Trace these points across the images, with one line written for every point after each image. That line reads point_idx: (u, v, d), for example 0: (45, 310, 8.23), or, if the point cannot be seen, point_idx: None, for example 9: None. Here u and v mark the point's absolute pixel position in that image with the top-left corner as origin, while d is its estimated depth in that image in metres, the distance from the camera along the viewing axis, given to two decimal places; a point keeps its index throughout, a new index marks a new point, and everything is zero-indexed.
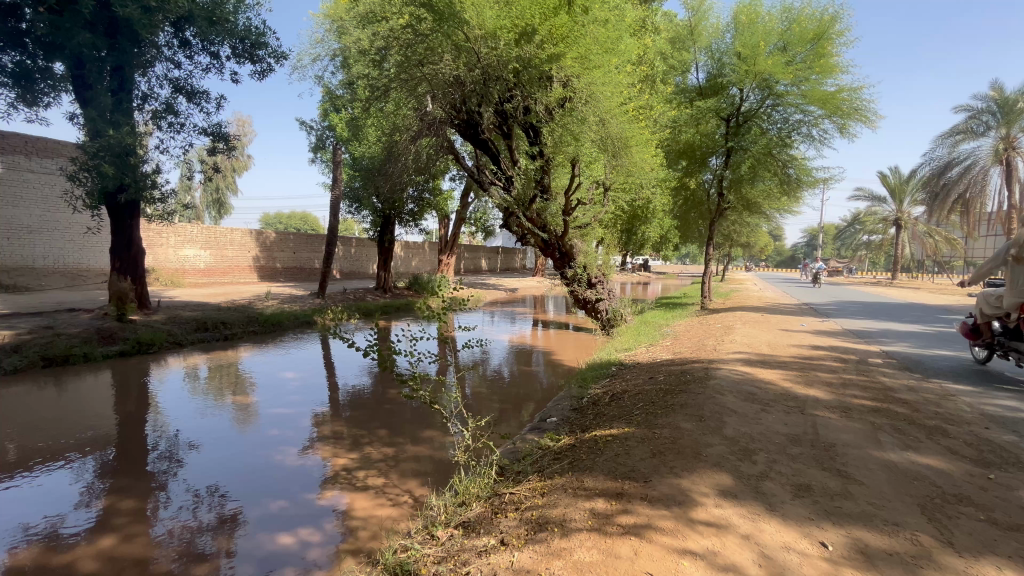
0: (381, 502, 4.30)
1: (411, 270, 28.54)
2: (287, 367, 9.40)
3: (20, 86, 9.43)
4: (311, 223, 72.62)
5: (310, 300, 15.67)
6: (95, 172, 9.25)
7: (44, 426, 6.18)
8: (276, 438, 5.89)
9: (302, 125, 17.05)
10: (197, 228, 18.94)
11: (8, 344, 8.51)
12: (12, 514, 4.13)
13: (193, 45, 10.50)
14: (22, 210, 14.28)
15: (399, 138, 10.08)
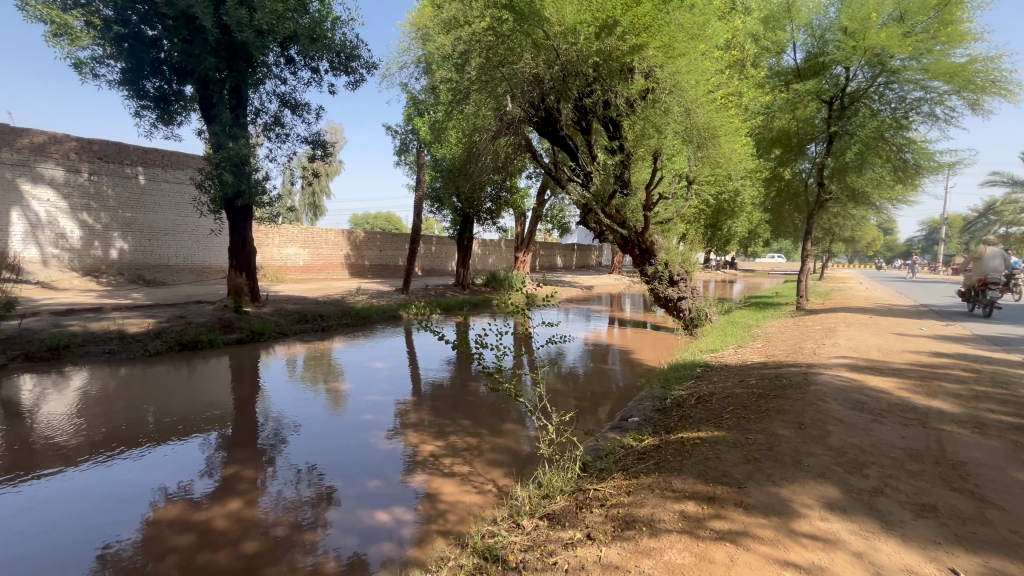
0: (467, 488, 4.48)
1: (488, 267, 29.22)
2: (376, 358, 10.04)
3: (159, 108, 10.99)
4: (395, 223, 76.83)
5: (396, 295, 16.61)
6: (217, 179, 10.51)
7: (177, 403, 7.12)
8: (367, 423, 6.32)
9: (388, 130, 18.07)
10: (297, 229, 20.79)
11: (152, 331, 9.94)
12: (154, 477, 4.81)
13: (297, 62, 11.49)
14: (161, 216, 16.55)
15: (479, 138, 10.36)
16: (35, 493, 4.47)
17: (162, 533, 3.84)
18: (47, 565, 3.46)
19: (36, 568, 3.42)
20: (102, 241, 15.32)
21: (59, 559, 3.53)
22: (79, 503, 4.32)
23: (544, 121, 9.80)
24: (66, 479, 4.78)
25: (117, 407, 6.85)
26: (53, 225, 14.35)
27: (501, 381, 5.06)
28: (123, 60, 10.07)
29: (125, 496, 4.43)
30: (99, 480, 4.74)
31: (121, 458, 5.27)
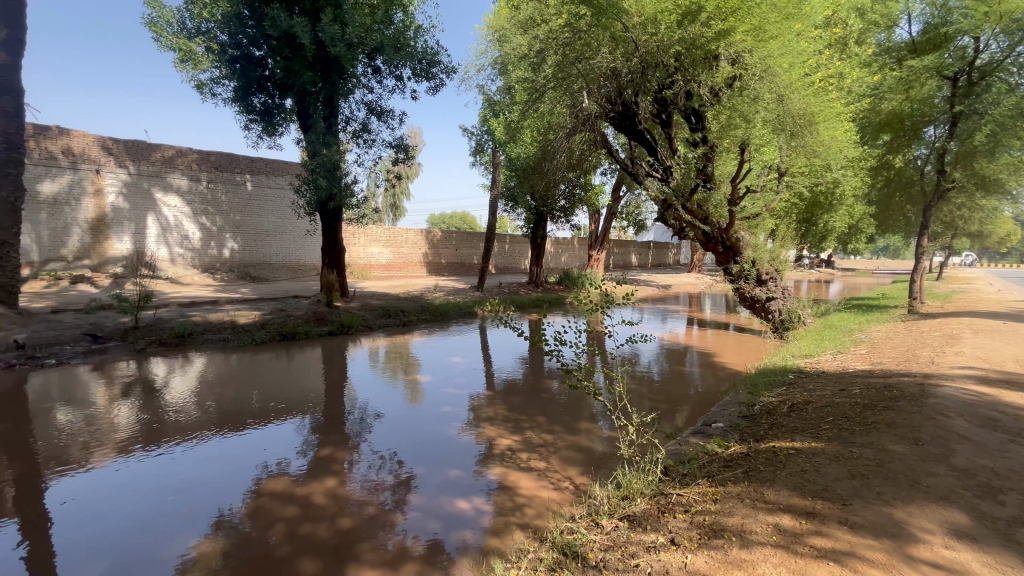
0: (544, 484, 4.53)
1: (561, 265, 29.14)
2: (453, 352, 10.40)
3: (264, 121, 12.11)
4: (469, 222, 78.91)
5: (471, 292, 17.08)
6: (313, 184, 11.42)
7: (276, 388, 7.84)
8: (445, 416, 6.55)
9: (465, 132, 18.57)
10: (381, 229, 22.05)
11: (258, 322, 11.06)
12: (256, 455, 5.33)
13: (382, 71, 12.16)
14: (264, 218, 18.28)
15: (554, 136, 10.33)
16: (158, 465, 5.09)
17: (270, 503, 4.26)
18: (172, 527, 3.93)
19: (164, 529, 3.90)
20: (217, 242, 17.28)
21: (181, 522, 3.99)
22: (194, 475, 4.85)
23: (621, 115, 9.56)
24: (183, 453, 5.40)
25: (227, 391, 7.67)
26: (179, 227, 16.44)
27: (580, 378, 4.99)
28: (235, 79, 11.23)
29: (231, 471, 4.92)
30: (209, 457, 5.30)
31: (227, 436, 5.89)
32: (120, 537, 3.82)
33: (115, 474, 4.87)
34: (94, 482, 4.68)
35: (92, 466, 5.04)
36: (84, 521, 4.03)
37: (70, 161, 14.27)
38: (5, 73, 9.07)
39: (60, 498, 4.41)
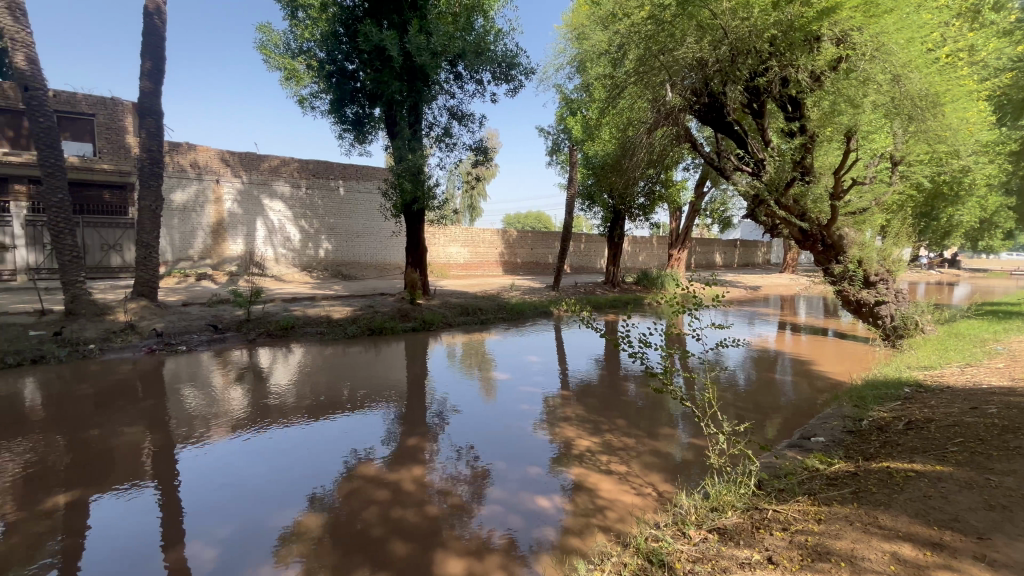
0: (625, 488, 4.45)
1: (638, 264, 28.35)
2: (530, 351, 10.49)
3: (355, 130, 12.97)
4: (544, 221, 79.22)
5: (547, 292, 17.11)
6: (399, 188, 12.04)
7: (363, 380, 8.35)
8: (523, 413, 6.65)
9: (541, 132, 18.60)
10: (459, 229, 22.77)
11: (350, 317, 11.92)
12: (345, 439, 5.75)
13: (464, 76, 12.53)
14: (355, 220, 19.57)
15: (634, 132, 10.04)
16: (262, 444, 5.65)
17: (365, 486, 4.58)
18: (277, 500, 4.36)
19: (270, 501, 4.33)
20: (314, 243, 18.83)
21: (284, 497, 4.41)
22: (292, 455, 5.32)
23: (707, 107, 9.06)
24: (283, 434, 5.96)
25: (321, 380, 8.34)
26: (283, 230, 18.14)
27: (666, 382, 4.81)
28: (331, 93, 12.14)
29: (323, 453, 5.35)
30: (305, 439, 5.80)
31: (321, 421, 6.42)
32: (235, 504, 4.29)
33: (228, 450, 5.47)
34: (210, 456, 5.29)
35: (212, 440, 5.73)
36: (204, 489, 4.57)
37: (196, 173, 16.32)
38: (149, 98, 10.55)
39: (186, 468, 5.02)
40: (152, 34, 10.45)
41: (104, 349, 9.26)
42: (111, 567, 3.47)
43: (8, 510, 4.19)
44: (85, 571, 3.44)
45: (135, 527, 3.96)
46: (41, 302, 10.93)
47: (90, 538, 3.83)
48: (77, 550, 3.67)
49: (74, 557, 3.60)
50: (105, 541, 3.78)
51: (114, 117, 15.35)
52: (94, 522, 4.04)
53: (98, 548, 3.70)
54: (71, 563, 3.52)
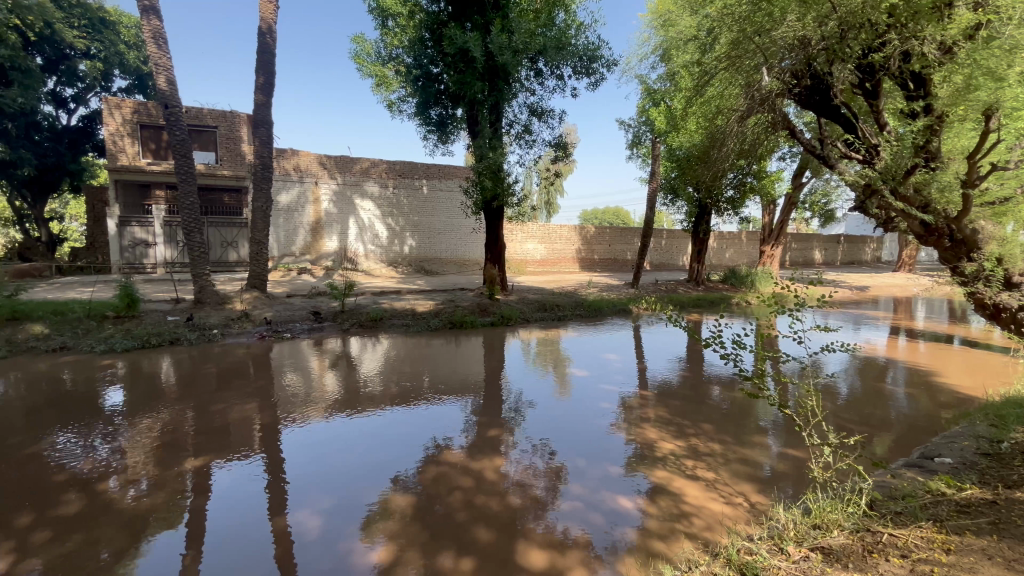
0: (713, 496, 4.24)
1: (725, 261, 26.74)
2: (609, 349, 10.31)
3: (438, 130, 13.50)
4: (623, 217, 77.13)
5: (625, 290, 16.68)
6: (479, 185, 12.36)
7: (444, 372, 8.69)
8: (600, 411, 6.55)
9: (621, 125, 18.18)
10: (536, 225, 22.89)
11: (433, 312, 12.49)
12: (427, 427, 6.05)
13: (544, 72, 12.55)
14: (437, 218, 20.37)
15: (725, 121, 9.48)
16: (353, 426, 6.10)
17: (449, 471, 4.79)
18: (368, 478, 4.69)
19: (362, 479, 4.67)
20: (399, 240, 19.89)
21: (374, 476, 4.73)
22: (379, 438, 5.69)
23: (809, 90, 8.22)
24: (372, 419, 6.39)
25: (405, 370, 8.80)
26: (372, 228, 19.37)
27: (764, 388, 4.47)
28: (418, 96, 12.70)
29: (407, 438, 5.67)
30: (391, 424, 6.18)
31: (405, 408, 6.80)
32: (331, 479, 4.68)
33: (323, 430, 5.97)
34: (309, 435, 5.80)
35: (309, 421, 6.28)
36: (304, 464, 5.03)
37: (298, 176, 17.91)
38: (262, 110, 11.73)
39: (289, 444, 5.55)
40: (265, 52, 11.59)
41: (225, 333, 10.46)
42: (230, 527, 3.93)
43: (151, 470, 4.89)
44: (210, 528, 3.91)
45: (248, 494, 4.45)
46: (175, 292, 12.60)
47: (212, 500, 4.35)
48: (203, 510, 4.19)
49: (201, 515, 4.11)
50: (224, 504, 4.28)
51: (232, 128, 17.27)
52: (215, 485, 4.59)
53: (219, 509, 4.19)
54: (199, 520, 4.03)
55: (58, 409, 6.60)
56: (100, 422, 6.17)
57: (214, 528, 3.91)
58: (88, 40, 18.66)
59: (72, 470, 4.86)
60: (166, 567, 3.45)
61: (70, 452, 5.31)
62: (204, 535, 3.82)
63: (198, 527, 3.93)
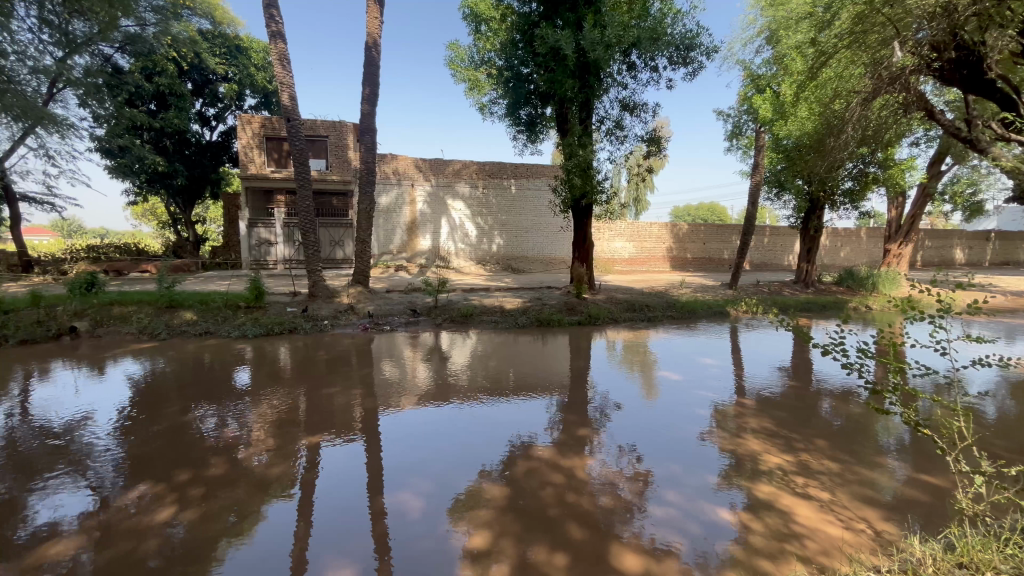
0: (830, 519, 3.87)
1: (840, 261, 24.08)
2: (704, 353, 9.75)
3: (528, 130, 13.66)
4: (720, 213, 72.42)
5: (722, 291, 15.70)
6: (568, 184, 12.32)
7: (530, 369, 8.79)
8: (694, 418, 6.22)
9: (719, 115, 17.12)
10: (624, 223, 22.30)
11: (521, 309, 12.70)
12: (511, 422, 6.15)
13: (638, 65, 12.16)
14: (525, 217, 20.63)
15: (845, 105, 8.56)
16: (442, 416, 6.40)
17: (540, 467, 4.84)
18: (456, 467, 4.88)
19: (450, 467, 4.88)
20: (488, 239, 20.45)
21: (461, 465, 4.92)
22: (466, 429, 5.91)
23: (955, 64, 6.99)
24: (461, 410, 6.66)
25: (491, 365, 9.02)
26: (463, 227, 20.12)
27: (898, 403, 3.97)
28: (509, 97, 12.97)
29: (492, 432, 5.82)
30: (479, 416, 6.40)
31: (492, 402, 7.00)
32: (422, 465, 4.94)
33: (415, 418, 6.33)
34: (403, 422, 6.19)
35: (404, 409, 6.70)
36: (397, 448, 5.37)
37: (397, 179, 19.13)
38: (367, 119, 12.69)
39: (386, 429, 5.98)
40: (370, 65, 12.51)
41: (333, 324, 11.50)
42: (336, 501, 4.30)
43: (273, 443, 5.51)
44: (319, 500, 4.32)
45: (351, 472, 4.85)
46: (293, 286, 14.07)
47: (321, 475, 4.80)
48: (314, 483, 4.63)
49: (312, 487, 4.55)
50: (331, 480, 4.70)
51: (341, 137, 18.87)
52: (324, 462, 5.07)
53: (327, 484, 4.61)
54: (310, 492, 4.46)
55: (204, 385, 7.67)
56: (235, 399, 7.09)
57: (322, 501, 4.31)
58: (226, 65, 21.49)
59: (214, 438, 5.64)
60: (285, 530, 3.87)
61: (214, 422, 6.17)
62: (314, 506, 4.22)
63: (310, 499, 4.35)
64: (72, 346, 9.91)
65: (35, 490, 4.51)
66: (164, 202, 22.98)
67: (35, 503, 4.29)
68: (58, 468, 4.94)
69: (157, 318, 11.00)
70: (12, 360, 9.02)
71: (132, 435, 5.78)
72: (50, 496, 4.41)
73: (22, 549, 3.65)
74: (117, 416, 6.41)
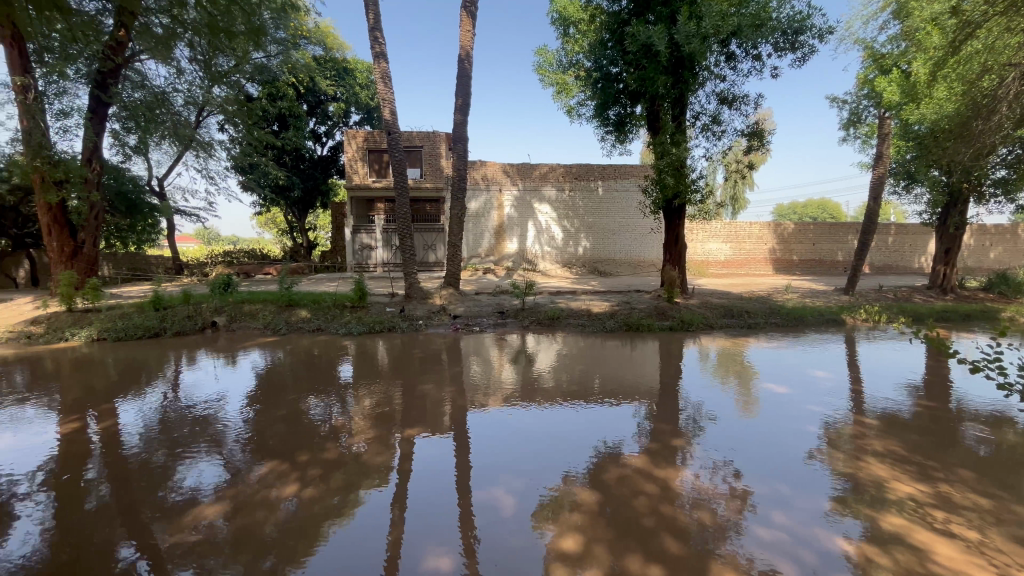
0: (978, 563, 3.35)
1: (989, 264, 20.59)
2: (816, 365, 8.86)
3: (617, 130, 13.42)
4: (832, 210, 65.48)
5: (836, 296, 14.18)
6: (660, 183, 11.88)
7: (616, 374, 8.59)
8: (801, 435, 5.68)
9: (833, 102, 15.48)
10: (720, 224, 20.98)
11: (609, 313, 12.50)
12: (595, 426, 6.06)
13: (737, 55, 11.43)
14: (612, 218, 20.23)
15: (996, 82, 7.35)
16: (526, 417, 6.48)
17: (630, 475, 4.72)
18: (541, 468, 4.91)
19: (534, 467, 4.92)
20: (574, 241, 20.35)
21: (545, 467, 4.94)
22: (549, 431, 5.91)
23: None
24: (546, 411, 6.69)
25: (577, 368, 8.97)
26: (549, 230, 20.22)
27: None
28: (597, 98, 12.84)
29: (576, 435, 5.75)
30: (563, 419, 6.38)
31: (578, 405, 6.94)
32: (506, 464, 5.04)
33: (501, 417, 6.49)
34: (488, 420, 6.37)
35: (490, 408, 6.89)
36: (484, 445, 5.54)
37: (486, 185, 19.75)
38: (459, 128, 13.25)
39: (474, 426, 6.19)
40: (463, 76, 13.05)
41: (427, 324, 12.15)
42: (428, 492, 4.53)
43: (373, 433, 5.96)
44: (413, 490, 4.58)
45: (441, 465, 5.09)
46: (391, 288, 15.09)
47: (414, 467, 5.09)
48: (409, 473, 4.94)
49: (406, 478, 4.84)
50: (422, 471, 4.97)
51: (434, 146, 19.89)
52: (417, 454, 5.38)
53: (419, 475, 4.89)
54: (406, 481, 4.77)
55: (315, 377, 8.49)
56: (342, 390, 7.78)
57: (416, 491, 4.56)
58: (336, 86, 23.66)
59: (323, 425, 6.23)
60: (384, 514, 4.18)
61: (324, 411, 6.82)
62: (408, 496, 4.47)
63: (407, 487, 4.65)
64: (212, 338, 11.49)
65: (182, 460, 5.29)
66: (284, 212, 25.81)
67: (182, 470, 5.04)
68: (199, 443, 5.77)
69: (278, 315, 12.38)
70: (167, 349, 10.66)
71: (257, 419, 6.55)
72: (193, 466, 5.15)
73: (173, 509, 4.30)
74: (246, 401, 7.32)
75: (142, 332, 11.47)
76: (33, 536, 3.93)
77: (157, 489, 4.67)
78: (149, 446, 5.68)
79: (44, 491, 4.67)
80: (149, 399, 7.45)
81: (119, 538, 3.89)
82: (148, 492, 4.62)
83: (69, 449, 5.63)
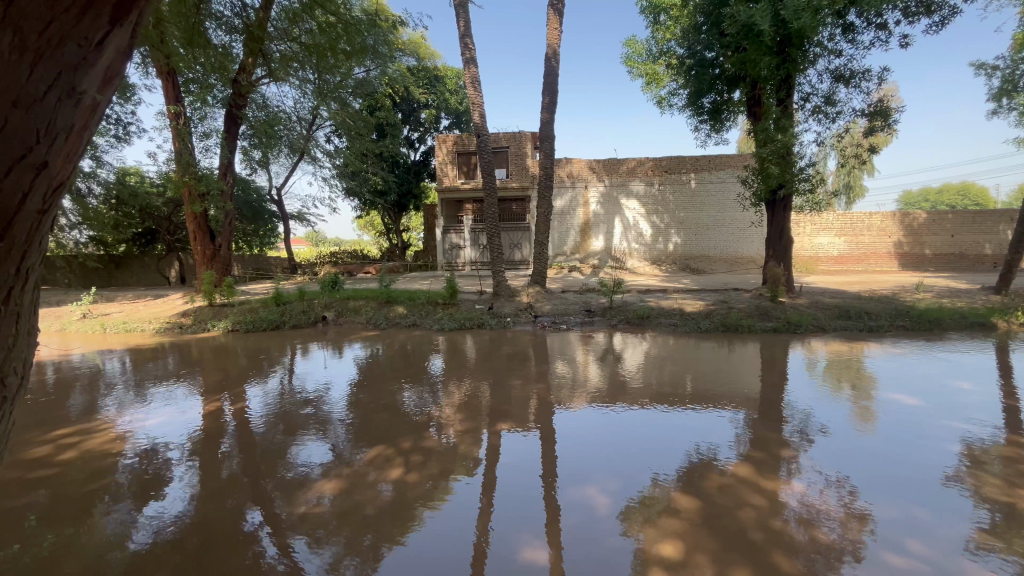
0: None
1: None
2: (957, 375, 7.69)
3: (713, 118, 12.68)
4: (978, 195, 56.03)
5: (983, 296, 12.19)
6: (762, 173, 10.99)
7: (712, 378, 8.10)
8: (934, 453, 4.99)
9: (978, 69, 13.33)
10: (833, 215, 18.96)
11: (704, 312, 11.87)
12: (688, 431, 5.77)
13: (857, 26, 10.24)
14: (707, 212, 19.14)
15: None
16: (613, 417, 6.35)
17: (731, 484, 4.45)
18: (630, 470, 4.79)
19: (623, 469, 4.81)
20: (664, 237, 19.55)
21: (634, 469, 4.82)
22: (638, 433, 5.74)
23: None
24: (634, 413, 6.50)
25: (668, 370, 8.62)
26: (637, 226, 19.61)
27: None
28: (691, 86, 12.24)
29: (667, 439, 5.52)
30: (652, 421, 6.16)
31: (668, 409, 6.66)
32: (593, 464, 4.99)
33: (587, 416, 6.43)
34: (574, 419, 6.33)
35: (578, 406, 6.86)
36: (570, 444, 5.54)
37: (571, 182, 19.63)
38: (547, 126, 13.30)
39: (561, 424, 6.20)
40: (550, 75, 13.09)
41: (515, 321, 12.40)
42: (518, 486, 4.63)
43: (464, 426, 6.20)
44: (503, 483, 4.71)
45: (530, 461, 5.17)
46: (480, 285, 15.64)
47: (505, 460, 5.22)
48: (500, 466, 5.09)
49: (497, 471, 4.98)
50: (513, 465, 5.09)
51: (520, 146, 20.17)
52: (508, 448, 5.51)
53: (509, 469, 5.02)
54: (499, 474, 4.92)
55: (412, 369, 9.05)
56: (436, 382, 8.21)
57: (505, 485, 4.67)
58: (428, 93, 24.86)
59: (418, 416, 6.61)
60: (476, 503, 4.34)
61: (420, 401, 7.23)
62: (497, 489, 4.60)
63: (499, 480, 4.79)
64: (323, 331, 12.70)
65: (297, 441, 5.90)
66: (382, 215, 27.71)
67: (297, 450, 5.62)
68: (310, 426, 6.39)
69: (379, 311, 13.34)
70: (287, 339, 11.97)
71: (361, 406, 7.12)
72: (306, 446, 5.72)
73: (291, 483, 4.83)
74: (351, 389, 7.99)
75: (266, 324, 12.97)
76: (184, 497, 4.60)
77: (277, 464, 5.27)
78: (272, 426, 6.42)
79: (191, 459, 5.47)
80: (272, 384, 8.42)
81: (248, 506, 4.43)
82: (270, 466, 5.23)
83: (210, 425, 6.52)
